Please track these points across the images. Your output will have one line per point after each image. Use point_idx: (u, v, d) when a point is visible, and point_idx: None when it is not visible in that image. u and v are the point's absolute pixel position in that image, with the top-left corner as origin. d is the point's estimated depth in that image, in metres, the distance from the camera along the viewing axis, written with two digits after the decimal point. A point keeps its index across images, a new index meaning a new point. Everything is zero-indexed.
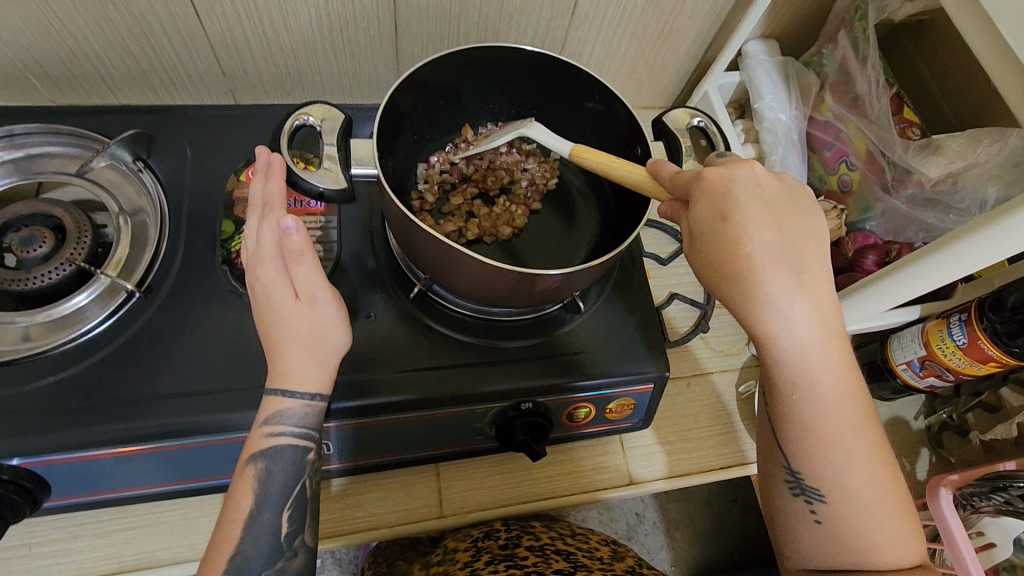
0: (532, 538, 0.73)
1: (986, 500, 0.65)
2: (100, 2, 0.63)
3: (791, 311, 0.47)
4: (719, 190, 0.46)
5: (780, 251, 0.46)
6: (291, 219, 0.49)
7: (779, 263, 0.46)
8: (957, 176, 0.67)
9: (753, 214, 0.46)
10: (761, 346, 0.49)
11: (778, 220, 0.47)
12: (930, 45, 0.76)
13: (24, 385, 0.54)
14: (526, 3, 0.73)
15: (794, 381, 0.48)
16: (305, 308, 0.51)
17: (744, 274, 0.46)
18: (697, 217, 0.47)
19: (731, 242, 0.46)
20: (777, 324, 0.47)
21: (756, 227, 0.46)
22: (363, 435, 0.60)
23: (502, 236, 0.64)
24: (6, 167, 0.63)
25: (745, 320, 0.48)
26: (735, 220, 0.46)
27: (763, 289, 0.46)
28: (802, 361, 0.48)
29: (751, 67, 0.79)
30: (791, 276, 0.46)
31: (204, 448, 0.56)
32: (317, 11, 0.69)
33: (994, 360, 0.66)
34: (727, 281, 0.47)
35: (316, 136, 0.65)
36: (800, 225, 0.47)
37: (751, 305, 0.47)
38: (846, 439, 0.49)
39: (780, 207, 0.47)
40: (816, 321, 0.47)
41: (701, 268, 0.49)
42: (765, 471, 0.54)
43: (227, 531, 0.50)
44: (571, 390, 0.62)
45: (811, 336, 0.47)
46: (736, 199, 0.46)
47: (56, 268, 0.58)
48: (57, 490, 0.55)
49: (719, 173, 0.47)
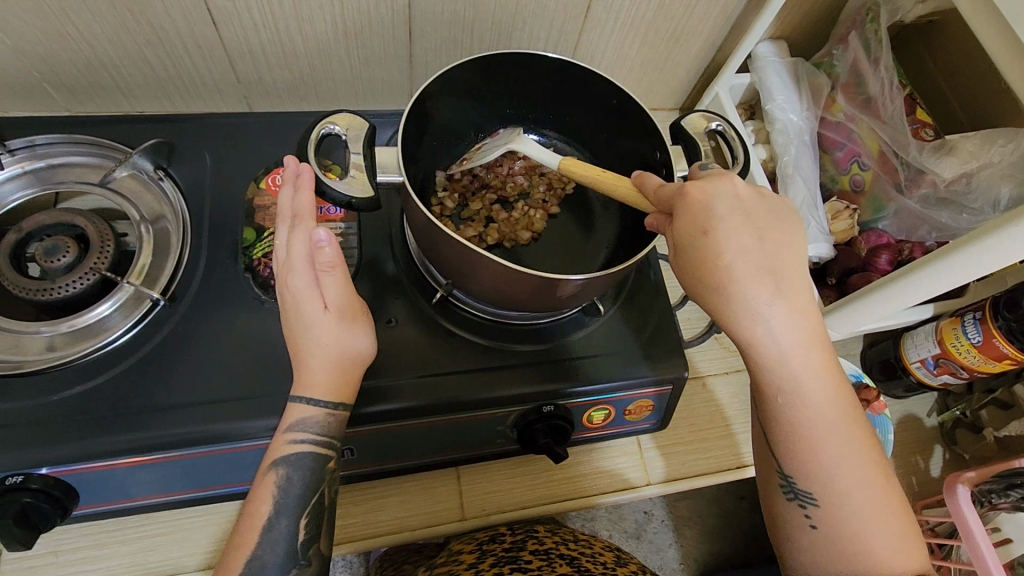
0: (537, 542, 0.73)
1: (1004, 496, 0.66)
2: (119, 11, 0.64)
3: (773, 321, 0.47)
4: (700, 204, 0.46)
5: (759, 261, 0.46)
6: (324, 232, 0.50)
7: (758, 271, 0.46)
8: (971, 176, 0.68)
9: (733, 226, 0.46)
10: (744, 355, 0.49)
11: (757, 231, 0.47)
12: (942, 44, 0.76)
13: (52, 395, 0.54)
14: (540, 7, 0.73)
15: (779, 387, 0.49)
16: (332, 321, 0.52)
17: (723, 284, 0.46)
18: (680, 230, 0.47)
19: (711, 254, 0.46)
20: (760, 333, 0.47)
21: (734, 239, 0.46)
22: (387, 440, 0.61)
23: (521, 240, 0.65)
24: (27, 177, 0.63)
25: (728, 329, 0.49)
26: (715, 233, 0.46)
27: (743, 299, 0.46)
28: (787, 370, 0.48)
29: (761, 68, 0.79)
30: (770, 286, 0.47)
31: (231, 455, 0.56)
32: (332, 18, 0.69)
33: (1009, 359, 0.66)
34: (709, 291, 0.47)
35: (339, 143, 0.66)
36: (782, 235, 0.47)
37: (733, 314, 0.47)
38: (836, 444, 0.49)
39: (759, 218, 0.47)
40: (797, 327, 0.47)
41: (684, 278, 0.49)
42: (761, 477, 0.55)
43: (246, 536, 0.50)
44: (594, 392, 0.63)
45: (793, 345, 0.48)
46: (716, 212, 0.46)
47: (80, 278, 0.58)
48: (86, 499, 0.56)
49: (703, 186, 0.47)
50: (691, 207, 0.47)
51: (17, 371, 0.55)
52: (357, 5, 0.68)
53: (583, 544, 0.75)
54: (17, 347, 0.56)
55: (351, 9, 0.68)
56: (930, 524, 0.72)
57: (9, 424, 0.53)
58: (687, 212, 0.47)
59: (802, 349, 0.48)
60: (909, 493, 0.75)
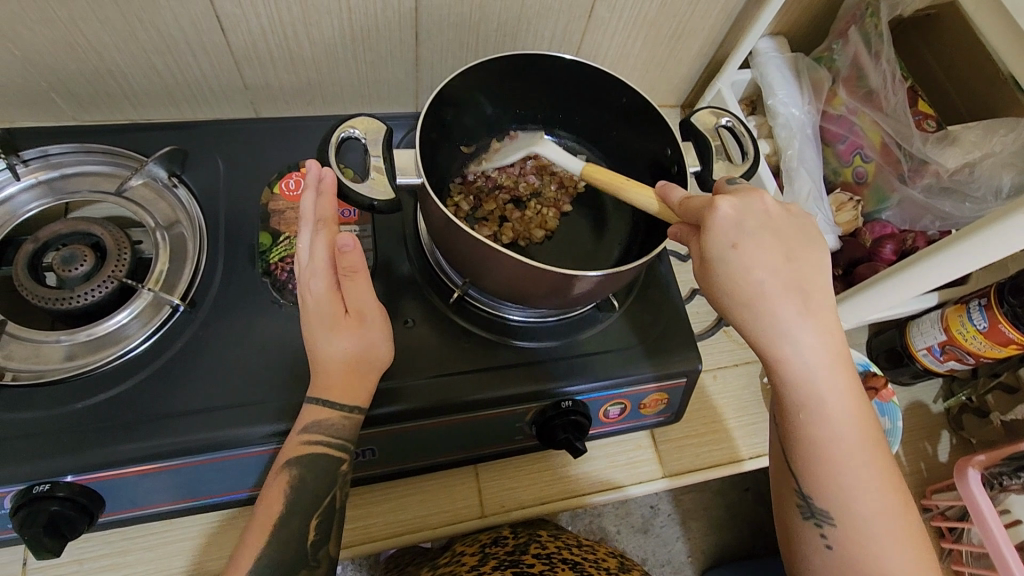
0: (540, 546, 0.74)
1: (1014, 478, 0.68)
2: (128, 19, 0.64)
3: (801, 337, 0.48)
4: (731, 222, 0.47)
5: (788, 278, 0.47)
6: (348, 237, 0.50)
7: (789, 291, 0.47)
8: (974, 166, 0.70)
9: (763, 243, 0.47)
10: (771, 369, 0.50)
11: (785, 250, 0.48)
12: (939, 38, 0.78)
13: (75, 403, 0.55)
14: (545, 8, 0.74)
15: (804, 404, 0.49)
16: (353, 323, 0.52)
17: (755, 299, 0.47)
18: (708, 246, 0.47)
19: (740, 271, 0.47)
20: (787, 350, 0.48)
21: (767, 257, 0.47)
22: (407, 440, 0.61)
23: (535, 238, 0.66)
24: (42, 187, 0.64)
25: (756, 343, 0.49)
26: (746, 249, 0.46)
27: (773, 315, 0.47)
28: (812, 386, 0.49)
29: (762, 64, 0.81)
30: (800, 306, 0.48)
31: (255, 458, 0.57)
32: (340, 22, 0.69)
33: (1015, 342, 0.68)
34: (737, 307, 0.48)
35: (358, 146, 0.67)
36: (809, 253, 0.48)
37: (762, 328, 0.48)
38: (856, 464, 0.49)
39: (787, 237, 0.48)
40: (825, 346, 0.48)
41: (711, 293, 0.49)
42: (777, 492, 0.55)
43: (255, 533, 0.51)
44: (611, 386, 0.64)
45: (819, 362, 0.48)
46: (747, 230, 0.47)
47: (98, 286, 0.58)
48: (110, 505, 0.56)
49: (735, 204, 0.47)
50: (719, 225, 0.47)
51: (40, 380, 0.55)
52: (364, 8, 0.68)
53: (582, 548, 0.77)
54: (37, 356, 0.56)
55: (359, 13, 0.69)
56: (939, 509, 0.73)
57: (34, 433, 0.53)
58: (715, 228, 0.47)
59: (828, 366, 0.48)
60: (917, 478, 0.77)
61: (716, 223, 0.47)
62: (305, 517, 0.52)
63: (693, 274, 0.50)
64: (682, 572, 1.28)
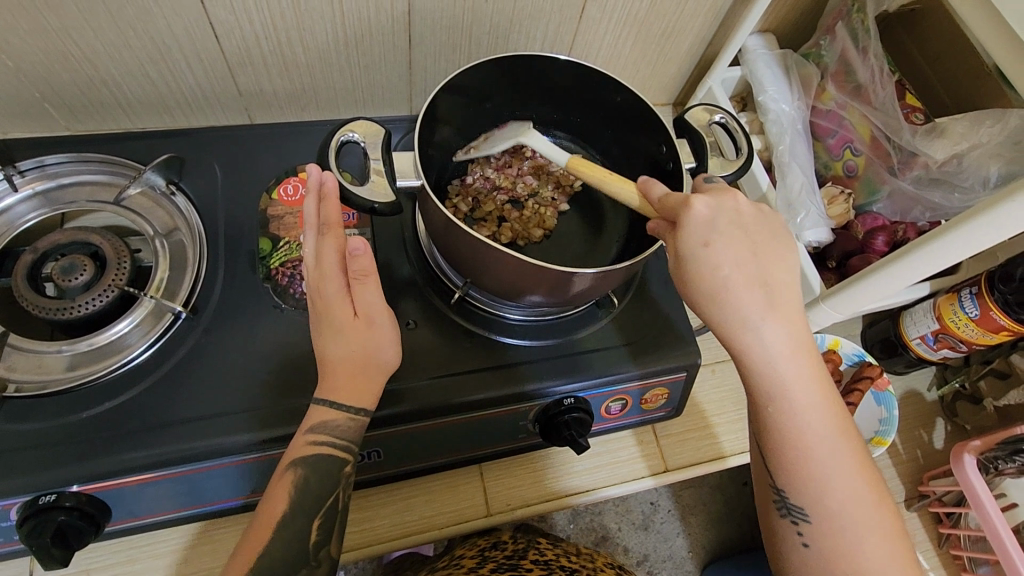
0: (538, 552, 0.76)
1: (1009, 462, 0.69)
2: (121, 28, 0.64)
3: (765, 333, 0.48)
4: (700, 220, 0.48)
5: (753, 277, 0.48)
6: (360, 242, 0.52)
7: (753, 287, 0.48)
8: (962, 157, 0.71)
9: (732, 241, 0.48)
10: (740, 365, 0.51)
11: (752, 249, 0.48)
12: (924, 33, 0.79)
13: (79, 413, 0.55)
14: (536, 10, 0.75)
15: (773, 397, 0.50)
16: (362, 327, 0.52)
17: (721, 296, 0.48)
18: (680, 243, 0.49)
19: (708, 269, 0.48)
20: (753, 344, 0.49)
21: (733, 254, 0.48)
22: (413, 441, 0.62)
23: (534, 237, 0.66)
24: (39, 198, 0.64)
25: (725, 339, 0.50)
26: (715, 247, 0.48)
27: (737, 312, 0.48)
28: (781, 382, 0.49)
29: (752, 61, 0.82)
30: (764, 301, 0.48)
31: (262, 463, 0.57)
32: (333, 27, 0.70)
33: (1006, 330, 0.69)
34: (705, 303, 0.49)
35: (355, 148, 0.68)
36: (777, 252, 0.49)
37: (727, 324, 0.49)
38: (828, 457, 0.50)
39: (755, 235, 0.49)
40: (791, 341, 0.49)
41: (683, 290, 0.51)
42: (757, 488, 0.56)
43: (257, 531, 0.51)
44: (613, 383, 0.64)
45: (784, 356, 0.49)
46: (715, 228, 0.48)
47: (99, 295, 0.58)
48: (116, 514, 0.56)
49: (705, 203, 0.48)
50: (690, 223, 0.48)
51: (43, 391, 0.55)
52: (357, 13, 0.69)
53: (582, 556, 0.78)
54: (39, 367, 0.56)
55: (352, 18, 0.69)
56: (936, 496, 0.74)
57: (39, 444, 0.53)
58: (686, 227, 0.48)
59: (794, 361, 0.49)
60: (915, 466, 0.78)
61: (686, 221, 0.48)
62: (308, 518, 0.52)
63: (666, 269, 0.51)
64: (684, 567, 1.29)
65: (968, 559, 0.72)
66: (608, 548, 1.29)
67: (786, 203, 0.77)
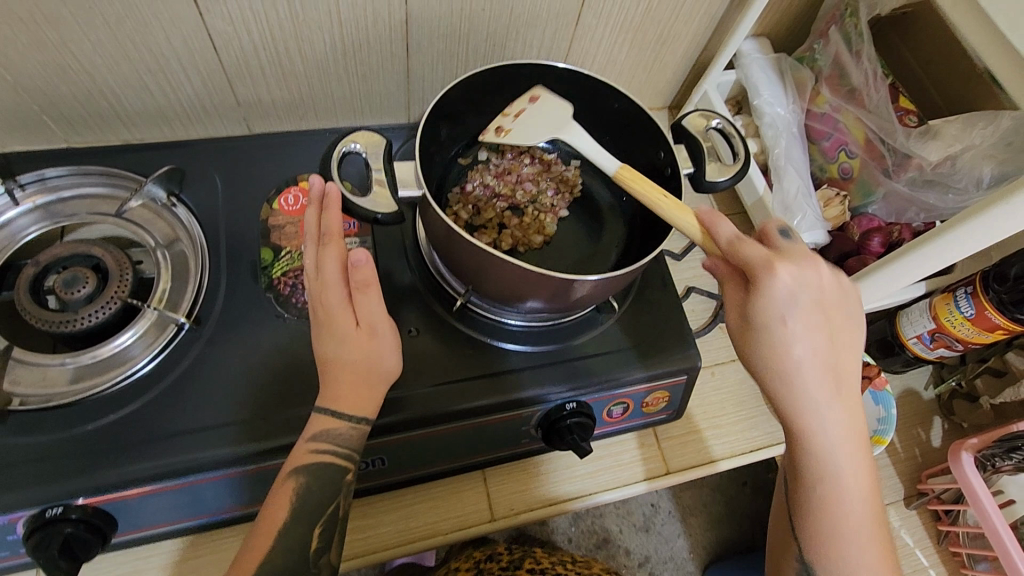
0: (534, 561, 0.81)
1: (1007, 459, 0.70)
2: (120, 41, 0.64)
3: (826, 409, 0.51)
4: (785, 296, 0.49)
5: (824, 356, 0.50)
6: (362, 253, 0.52)
7: (823, 369, 0.50)
8: (955, 158, 0.72)
9: (812, 321, 0.49)
10: (793, 435, 0.52)
11: (826, 327, 0.50)
12: (916, 36, 0.80)
13: (83, 426, 0.55)
14: (532, 18, 0.75)
15: (820, 472, 0.52)
16: (364, 337, 0.53)
17: (792, 366, 0.50)
18: (758, 311, 0.49)
19: (784, 340, 0.49)
20: (811, 419, 0.51)
21: (809, 334, 0.50)
22: (415, 448, 0.62)
23: (534, 244, 0.67)
24: (39, 212, 0.64)
25: (784, 410, 0.52)
26: (792, 321, 0.49)
27: (805, 385, 0.50)
28: (830, 460, 0.51)
29: (747, 65, 0.83)
30: (827, 381, 0.51)
31: (267, 472, 0.57)
32: (331, 37, 0.70)
33: (1001, 328, 0.70)
34: (772, 373, 0.51)
35: (358, 161, 0.68)
36: (847, 338, 0.52)
37: (793, 394, 0.51)
38: (859, 541, 0.51)
39: (832, 312, 0.50)
40: (846, 423, 0.51)
41: (744, 350, 0.52)
42: (773, 556, 0.57)
43: (258, 536, 0.51)
44: (612, 387, 0.65)
45: (839, 435, 0.51)
46: (799, 302, 0.49)
47: (102, 307, 0.58)
48: (122, 525, 0.56)
49: (795, 281, 0.49)
50: (771, 294, 0.48)
51: (47, 404, 0.55)
52: (355, 23, 0.69)
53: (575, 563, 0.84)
54: (43, 380, 0.56)
55: (350, 28, 0.69)
56: (934, 493, 0.75)
57: (43, 457, 0.53)
58: (767, 297, 0.49)
59: (847, 439, 0.51)
60: (913, 464, 0.79)
61: (768, 292, 0.49)
62: (310, 525, 0.52)
63: (727, 331, 0.53)
64: (685, 568, 1.30)
65: (966, 556, 0.73)
66: (610, 550, 1.30)
67: (782, 206, 0.78)
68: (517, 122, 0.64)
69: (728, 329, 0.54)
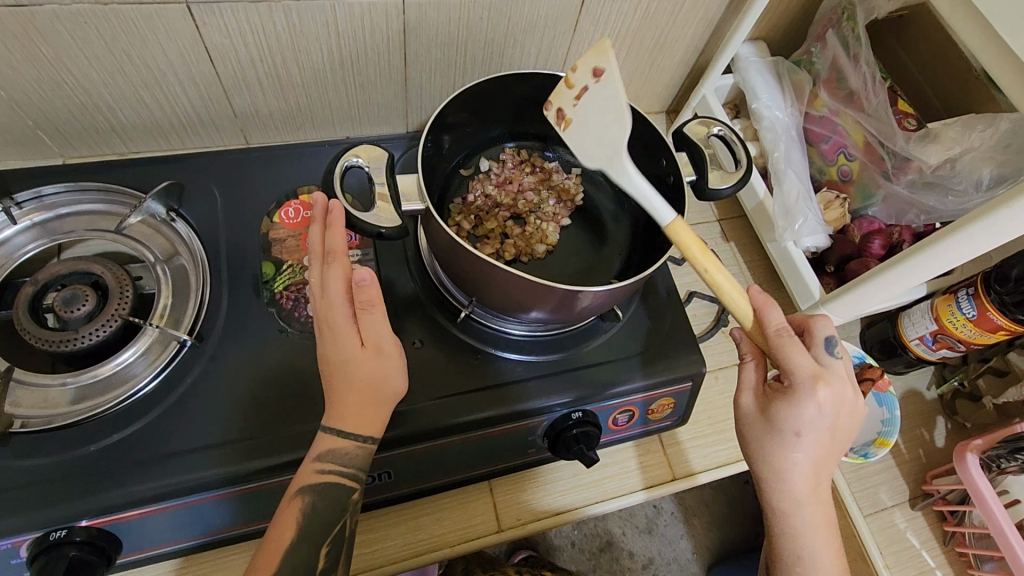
0: None
1: (1012, 460, 0.70)
2: (116, 56, 0.63)
3: (806, 511, 0.54)
4: (804, 413, 0.51)
5: (820, 458, 0.53)
6: (366, 272, 0.51)
7: (814, 469, 0.53)
8: (955, 161, 0.72)
9: (822, 434, 0.52)
10: (772, 524, 0.55)
11: (829, 441, 0.53)
12: (913, 40, 0.81)
13: (86, 446, 0.54)
14: (531, 25, 0.75)
15: (797, 561, 0.54)
16: (370, 356, 0.52)
17: (783, 470, 0.53)
18: (781, 416, 0.52)
19: (786, 447, 0.52)
20: (793, 510, 0.54)
21: (813, 442, 0.52)
22: (422, 461, 0.62)
23: (537, 254, 0.67)
24: (37, 229, 0.63)
25: (771, 500, 0.54)
26: (803, 435, 0.52)
27: (791, 489, 0.53)
28: (807, 550, 0.54)
29: (744, 69, 0.83)
30: (814, 477, 0.53)
31: (273, 489, 0.57)
32: (329, 48, 0.69)
33: (1003, 329, 0.69)
34: (769, 469, 0.53)
35: (365, 180, 0.67)
36: (845, 442, 0.54)
37: (779, 493, 0.53)
38: None
39: (839, 430, 0.52)
40: (824, 514, 0.55)
41: (745, 437, 0.56)
42: None
43: (265, 558, 0.50)
44: (617, 396, 0.65)
45: (814, 539, 0.54)
46: (817, 420, 0.51)
47: (102, 325, 0.57)
48: (126, 546, 0.56)
49: (818, 403, 0.50)
50: (798, 405, 0.51)
51: (48, 426, 0.54)
52: (352, 34, 0.68)
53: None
54: (44, 402, 0.56)
55: (348, 38, 0.69)
56: (940, 494, 0.75)
57: (46, 479, 0.52)
58: (794, 407, 0.51)
59: (822, 544, 0.54)
60: (917, 465, 0.79)
61: (795, 403, 0.51)
62: (316, 545, 0.52)
63: (738, 418, 0.56)
64: (689, 569, 1.30)
65: (973, 557, 0.73)
66: (614, 553, 1.30)
67: (783, 210, 0.78)
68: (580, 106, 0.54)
69: (738, 414, 0.57)
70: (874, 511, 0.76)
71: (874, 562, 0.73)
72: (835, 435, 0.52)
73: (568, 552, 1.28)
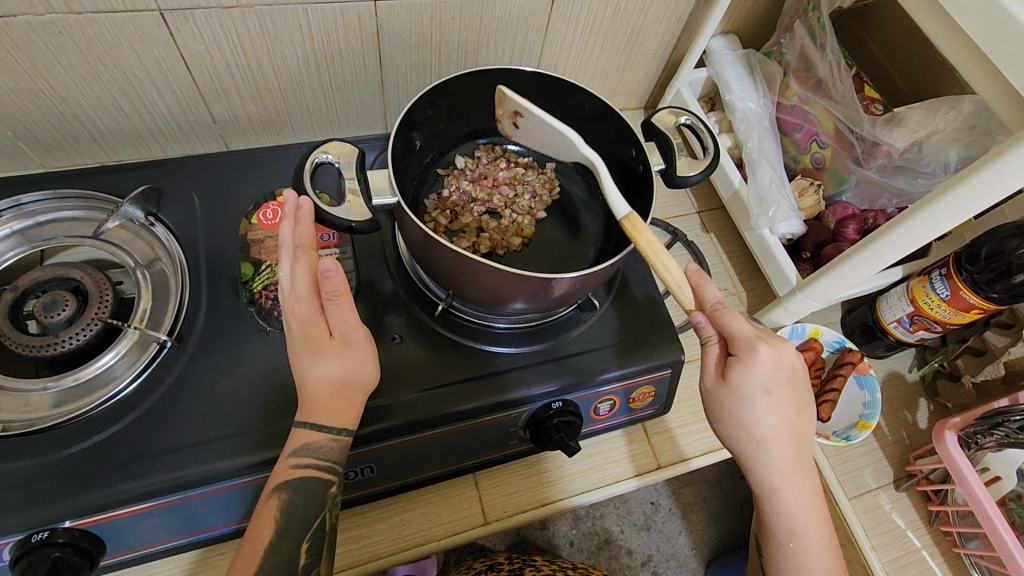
0: (535, 568, 0.90)
1: (989, 436, 0.71)
2: (91, 64, 0.64)
3: (791, 484, 0.56)
4: (762, 367, 0.53)
5: (789, 421, 0.55)
6: (330, 263, 0.52)
7: (786, 432, 0.55)
8: (921, 143, 0.73)
9: (786, 396, 0.54)
10: (762, 502, 0.58)
11: (793, 404, 0.55)
12: (881, 27, 0.84)
13: (66, 449, 0.54)
14: (504, 24, 0.76)
15: (785, 520, 0.57)
16: (339, 346, 0.53)
17: (758, 444, 0.55)
18: (741, 378, 0.54)
19: (755, 414, 0.54)
20: (773, 475, 0.56)
21: (779, 405, 0.54)
22: (402, 456, 0.62)
23: (512, 246, 0.68)
24: (15, 237, 0.64)
25: (751, 467, 0.57)
26: (768, 396, 0.54)
27: (772, 463, 0.55)
28: (792, 508, 0.56)
29: (716, 62, 0.85)
30: (789, 442, 0.56)
31: (255, 486, 0.57)
32: (304, 52, 0.70)
33: (977, 308, 0.70)
34: (745, 437, 0.56)
35: (331, 171, 0.70)
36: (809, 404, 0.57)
37: (761, 468, 0.56)
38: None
39: (797, 391, 0.55)
40: (803, 474, 0.57)
41: (716, 420, 0.57)
42: None
43: (247, 558, 0.51)
44: (597, 385, 0.65)
45: (802, 508, 0.57)
46: (775, 381, 0.53)
47: (82, 329, 0.58)
48: (111, 547, 0.56)
49: (772, 358, 0.53)
50: (752, 371, 0.53)
51: (30, 428, 0.55)
52: (326, 36, 0.69)
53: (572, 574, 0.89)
54: (26, 406, 0.56)
55: (322, 41, 0.70)
56: (923, 474, 0.75)
57: (29, 482, 0.52)
58: (747, 369, 0.53)
59: (809, 513, 0.57)
60: (901, 447, 0.80)
61: (749, 370, 0.53)
62: (296, 542, 0.52)
63: (706, 396, 0.57)
64: (688, 565, 1.30)
65: (958, 535, 0.73)
66: (612, 551, 1.30)
67: (757, 197, 0.79)
68: (519, 133, 0.62)
69: (704, 395, 0.58)
70: (859, 494, 0.77)
71: (859, 544, 0.74)
72: (799, 397, 0.55)
73: (567, 551, 1.28)
